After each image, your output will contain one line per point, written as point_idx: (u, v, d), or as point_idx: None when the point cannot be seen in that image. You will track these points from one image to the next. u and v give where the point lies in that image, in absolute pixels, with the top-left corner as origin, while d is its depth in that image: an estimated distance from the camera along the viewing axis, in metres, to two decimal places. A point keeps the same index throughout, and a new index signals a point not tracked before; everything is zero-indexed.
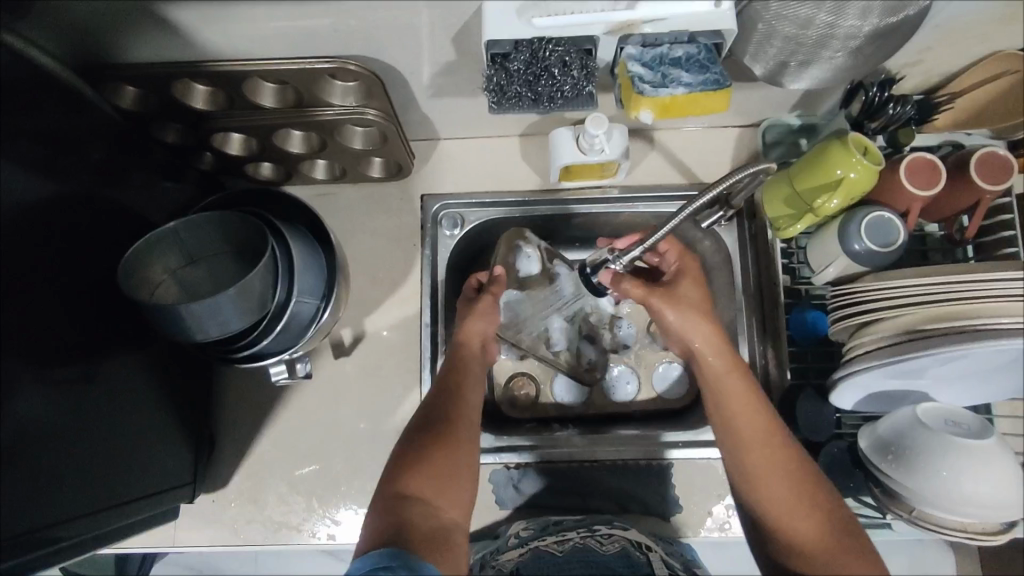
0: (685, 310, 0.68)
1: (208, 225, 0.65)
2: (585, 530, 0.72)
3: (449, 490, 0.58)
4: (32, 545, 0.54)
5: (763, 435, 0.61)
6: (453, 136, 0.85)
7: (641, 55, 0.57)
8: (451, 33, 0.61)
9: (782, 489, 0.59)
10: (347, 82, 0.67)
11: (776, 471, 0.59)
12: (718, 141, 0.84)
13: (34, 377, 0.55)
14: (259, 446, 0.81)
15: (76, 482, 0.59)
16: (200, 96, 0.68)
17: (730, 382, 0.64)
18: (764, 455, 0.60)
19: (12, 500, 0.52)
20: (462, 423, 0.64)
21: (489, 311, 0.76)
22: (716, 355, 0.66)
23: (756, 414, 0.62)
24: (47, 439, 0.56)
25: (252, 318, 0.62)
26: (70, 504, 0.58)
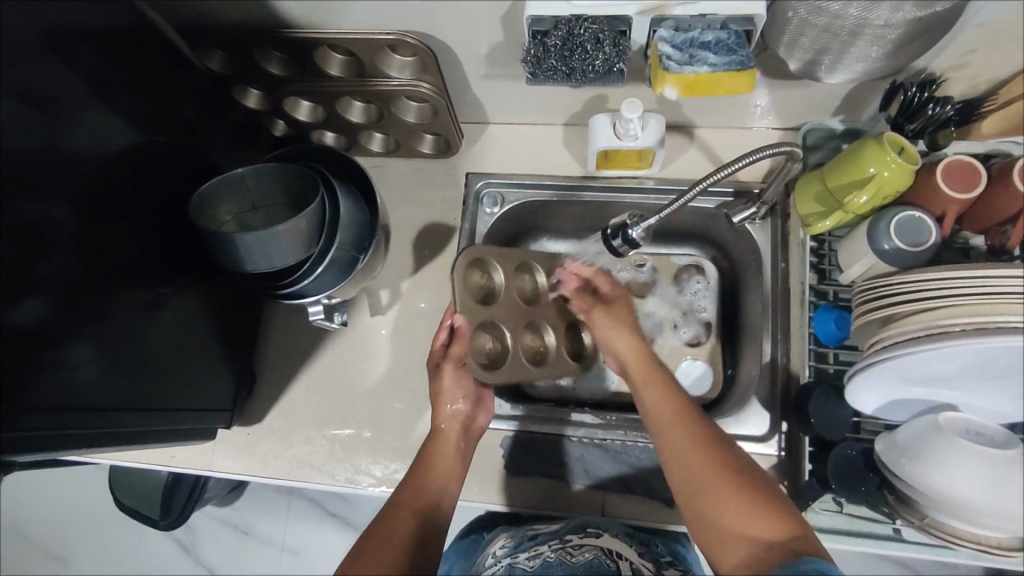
0: (618, 322, 0.74)
1: (270, 175, 0.73)
2: (556, 544, 0.74)
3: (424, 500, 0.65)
4: (88, 425, 0.62)
5: (675, 421, 0.64)
6: (501, 121, 0.91)
7: (673, 37, 0.60)
8: (498, 13, 0.66)
9: (699, 465, 0.60)
10: (405, 55, 0.74)
11: (694, 446, 0.61)
12: (758, 142, 0.86)
13: (99, 284, 0.63)
14: (294, 388, 0.87)
15: (123, 382, 0.66)
16: (279, 63, 0.77)
17: (646, 378, 0.69)
18: (679, 436, 0.62)
19: (72, 379, 0.60)
20: (428, 485, 0.66)
21: (460, 379, 0.70)
22: (640, 358, 0.71)
23: (671, 400, 0.66)
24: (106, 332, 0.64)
25: (296, 258, 0.69)
26: (120, 398, 0.66)
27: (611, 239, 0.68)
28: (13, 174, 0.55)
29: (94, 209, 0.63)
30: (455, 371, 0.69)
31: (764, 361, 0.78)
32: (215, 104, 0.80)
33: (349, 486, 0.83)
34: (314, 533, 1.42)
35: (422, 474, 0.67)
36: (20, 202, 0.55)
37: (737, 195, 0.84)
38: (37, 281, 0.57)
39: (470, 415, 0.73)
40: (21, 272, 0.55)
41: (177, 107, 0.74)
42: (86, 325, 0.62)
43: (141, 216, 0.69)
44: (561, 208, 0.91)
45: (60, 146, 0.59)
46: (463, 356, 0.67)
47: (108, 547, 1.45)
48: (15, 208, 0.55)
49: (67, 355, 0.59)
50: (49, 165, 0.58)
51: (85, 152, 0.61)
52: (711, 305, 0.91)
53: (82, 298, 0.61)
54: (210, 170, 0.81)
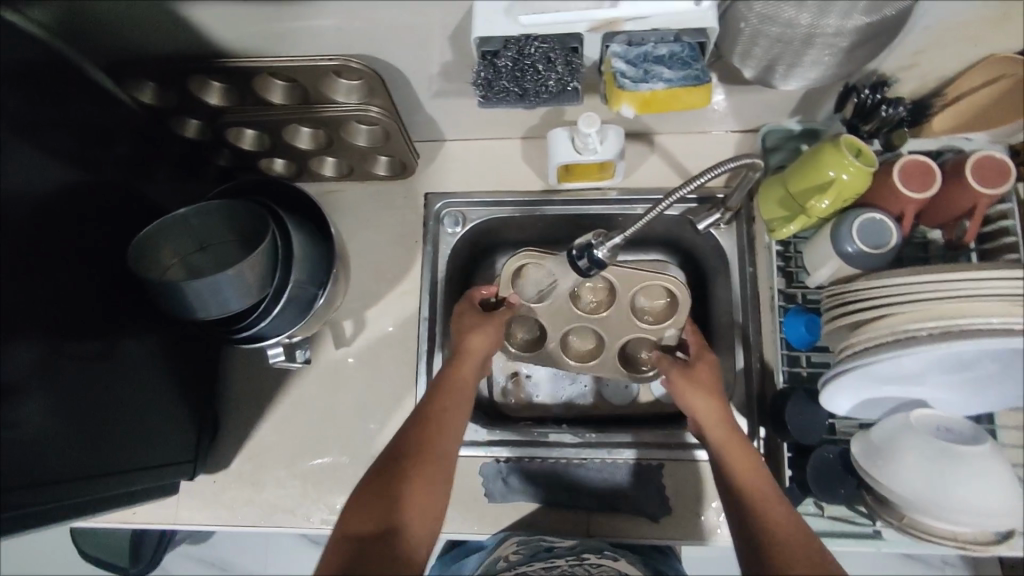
0: (701, 388, 0.70)
1: (216, 212, 0.68)
2: (574, 560, 0.80)
3: (425, 470, 0.60)
4: (36, 494, 0.57)
5: (761, 484, 0.59)
6: (457, 138, 0.88)
7: (626, 53, 0.59)
8: (446, 32, 0.64)
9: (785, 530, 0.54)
10: (351, 80, 0.71)
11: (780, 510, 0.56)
12: (717, 146, 0.85)
13: (43, 345, 0.58)
14: (259, 430, 0.83)
15: (74, 446, 0.62)
16: (217, 93, 0.73)
17: (731, 443, 0.64)
18: (763, 496, 0.57)
19: (20, 454, 0.56)
20: (436, 449, 0.62)
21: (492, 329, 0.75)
22: (722, 422, 0.66)
23: (756, 464, 0.61)
24: (55, 396, 0.59)
25: (250, 299, 0.66)
26: (72, 466, 0.62)
27: (577, 261, 0.66)
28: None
29: (31, 259, 0.58)
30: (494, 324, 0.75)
31: (738, 367, 0.79)
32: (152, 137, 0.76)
33: (326, 527, 0.79)
34: (294, 564, 1.39)
35: (431, 434, 0.63)
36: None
37: (701, 200, 0.83)
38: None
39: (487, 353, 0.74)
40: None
41: (110, 146, 0.69)
42: (32, 382, 0.57)
43: (82, 262, 0.64)
44: (524, 223, 0.89)
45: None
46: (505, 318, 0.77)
47: None
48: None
49: (13, 416, 0.55)
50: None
51: (14, 205, 0.56)
52: None
53: (27, 355, 0.56)
54: (151, 208, 0.76)
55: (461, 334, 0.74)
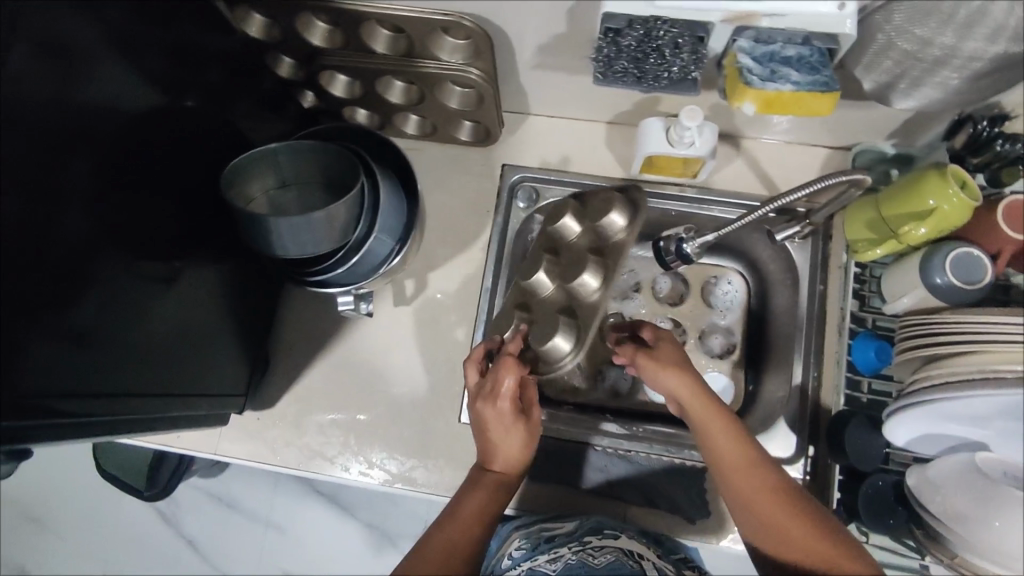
0: (666, 364, 0.65)
1: (306, 153, 0.68)
2: (577, 545, 0.70)
3: (507, 452, 0.66)
4: (111, 403, 0.59)
5: (747, 474, 0.60)
6: (543, 113, 0.87)
7: (752, 50, 0.57)
8: (567, 4, 0.63)
9: (787, 529, 0.57)
10: (458, 38, 0.70)
11: (770, 502, 0.58)
12: (805, 158, 0.84)
13: (123, 265, 0.60)
14: (307, 376, 0.84)
15: (146, 363, 0.64)
16: (320, 33, 0.72)
17: (706, 421, 0.63)
18: (757, 492, 0.59)
19: (90, 363, 0.57)
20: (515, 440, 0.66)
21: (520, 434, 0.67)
22: (695, 397, 0.64)
23: (738, 447, 0.61)
24: (131, 315, 0.61)
25: (329, 245, 0.66)
26: (145, 381, 0.64)
27: (670, 264, 0.66)
28: (21, 124, 0.50)
29: (113, 174, 0.58)
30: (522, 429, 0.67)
31: (795, 381, 0.78)
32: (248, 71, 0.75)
33: (363, 480, 0.80)
34: (303, 511, 1.41)
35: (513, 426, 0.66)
36: (30, 155, 0.51)
37: (780, 212, 0.82)
38: (50, 239, 0.52)
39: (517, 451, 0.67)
40: (31, 226, 0.51)
41: (205, 72, 0.69)
42: (99, 293, 0.57)
43: (158, 185, 0.64)
44: None
45: (74, 104, 0.54)
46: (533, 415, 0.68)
47: (94, 509, 1.44)
48: (25, 162, 0.50)
49: (76, 322, 0.55)
50: (61, 119, 0.53)
51: (104, 122, 0.57)
52: (735, 309, 0.90)
53: (95, 264, 0.57)
54: (236, 140, 0.76)
55: (499, 444, 0.66)
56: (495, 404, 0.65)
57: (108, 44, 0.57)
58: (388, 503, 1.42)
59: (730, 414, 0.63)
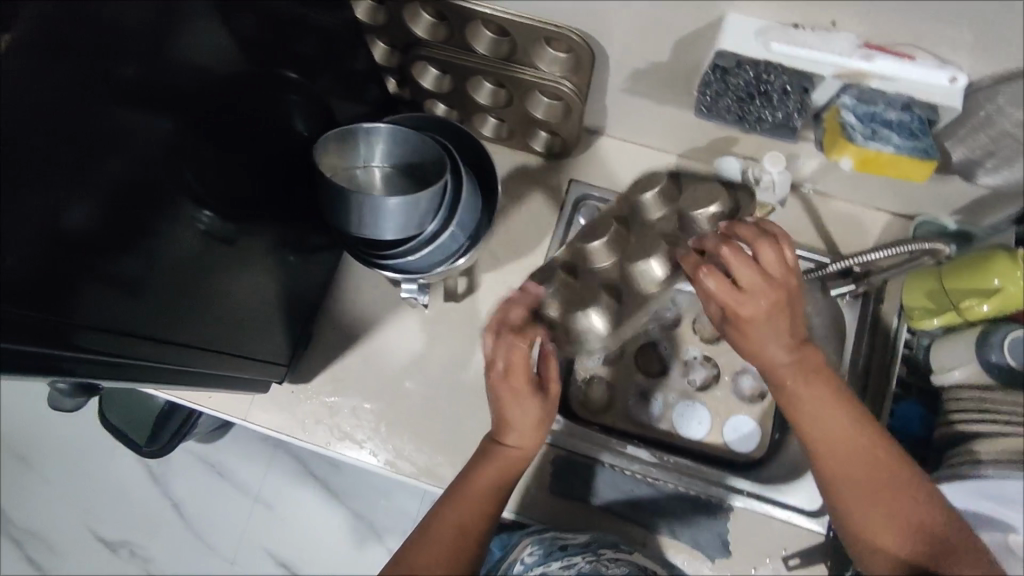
0: (757, 310, 0.58)
1: (396, 138, 0.69)
2: (591, 556, 0.72)
3: (513, 433, 0.67)
4: (155, 349, 0.58)
5: (853, 450, 0.61)
6: (617, 136, 0.88)
7: (855, 107, 0.59)
8: (678, 35, 0.64)
9: (873, 501, 0.62)
10: (560, 51, 0.71)
11: (874, 472, 0.61)
12: (867, 220, 0.85)
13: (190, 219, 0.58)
14: (348, 356, 0.84)
15: (190, 312, 0.62)
16: (425, 25, 0.73)
17: (803, 388, 0.61)
18: (857, 467, 0.61)
19: (139, 308, 0.55)
20: (514, 422, 0.66)
21: (530, 405, 0.66)
22: (795, 360, 0.61)
23: (837, 419, 0.61)
24: (185, 265, 0.60)
25: (402, 234, 0.67)
26: (189, 330, 0.63)
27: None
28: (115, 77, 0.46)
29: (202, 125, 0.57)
30: (528, 400, 0.66)
31: None
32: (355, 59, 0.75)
33: (388, 469, 0.80)
34: (295, 492, 1.40)
35: (507, 404, 0.66)
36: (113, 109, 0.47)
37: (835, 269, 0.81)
38: (121, 194, 0.50)
39: (533, 422, 0.67)
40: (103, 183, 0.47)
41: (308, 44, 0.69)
42: (156, 251, 0.55)
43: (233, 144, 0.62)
44: None
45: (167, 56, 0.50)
46: (540, 384, 0.67)
47: (87, 458, 1.43)
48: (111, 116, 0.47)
49: (130, 272, 0.53)
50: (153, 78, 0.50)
51: (203, 74, 0.55)
52: None
53: (158, 219, 0.54)
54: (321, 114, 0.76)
55: (504, 426, 0.67)
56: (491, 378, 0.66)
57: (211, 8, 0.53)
58: (380, 496, 1.40)
59: (824, 383, 0.62)
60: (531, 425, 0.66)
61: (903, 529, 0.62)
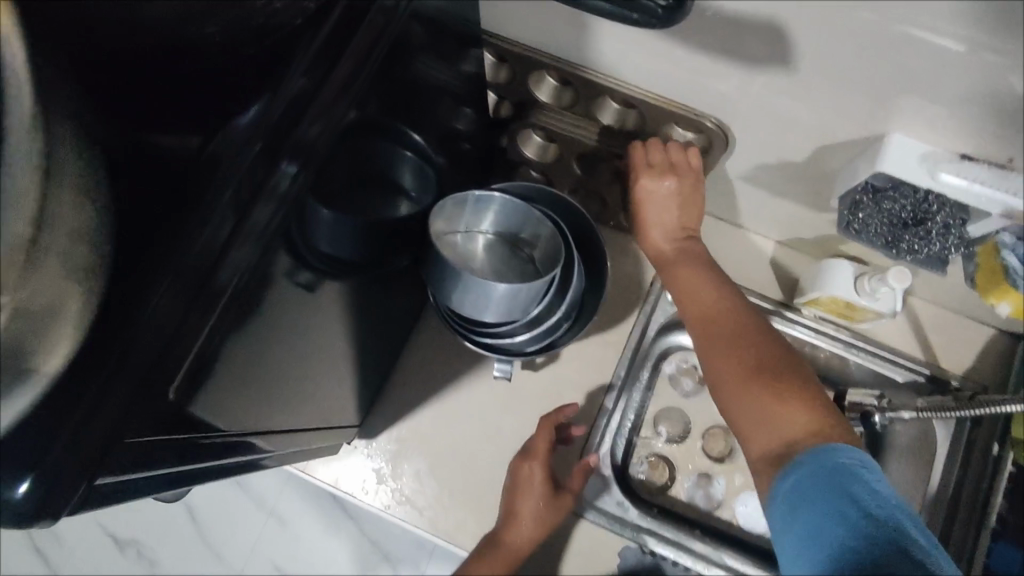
0: (666, 197, 0.68)
1: (507, 211, 0.67)
2: None
3: (517, 525, 0.72)
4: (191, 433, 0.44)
5: (720, 321, 0.62)
6: (716, 214, 0.85)
7: (1016, 245, 0.55)
8: (824, 142, 0.61)
9: (742, 364, 0.57)
10: (688, 133, 0.68)
11: (737, 335, 0.60)
12: (970, 334, 0.81)
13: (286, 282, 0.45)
14: (416, 416, 0.80)
15: (250, 384, 0.49)
16: (550, 90, 0.71)
17: (687, 271, 0.67)
18: (727, 334, 0.60)
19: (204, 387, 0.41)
20: (520, 516, 0.72)
21: (546, 508, 0.73)
22: (682, 250, 0.69)
23: (712, 291, 0.65)
24: (263, 336, 0.46)
25: (505, 317, 0.64)
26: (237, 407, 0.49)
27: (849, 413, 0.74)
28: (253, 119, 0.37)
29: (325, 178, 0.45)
30: (540, 499, 0.72)
31: None
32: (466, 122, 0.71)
33: (447, 541, 0.76)
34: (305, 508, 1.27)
35: (517, 497, 0.73)
36: (244, 157, 0.38)
37: (932, 383, 0.79)
38: (246, 261, 0.38)
39: (541, 522, 0.72)
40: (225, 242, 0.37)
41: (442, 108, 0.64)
42: (256, 323, 0.44)
43: (346, 206, 0.50)
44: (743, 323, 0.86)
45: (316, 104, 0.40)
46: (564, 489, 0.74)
47: None
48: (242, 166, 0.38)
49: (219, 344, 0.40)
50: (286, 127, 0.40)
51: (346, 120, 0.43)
52: None
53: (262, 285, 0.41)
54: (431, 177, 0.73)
55: (512, 517, 0.72)
56: (520, 462, 0.74)
57: (329, 47, 0.41)
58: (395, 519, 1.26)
59: (705, 273, 0.67)
60: (538, 524, 0.72)
61: (776, 382, 0.54)
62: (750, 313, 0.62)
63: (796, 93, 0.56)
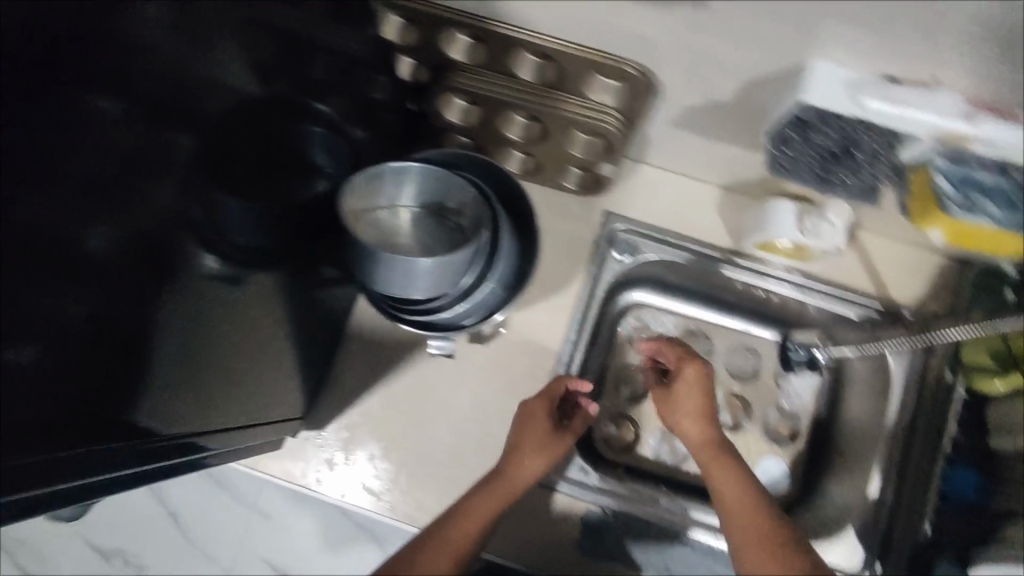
0: (687, 415, 0.64)
1: (427, 180, 0.63)
2: None
3: (516, 465, 0.65)
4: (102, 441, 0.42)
5: (741, 502, 0.56)
6: (656, 164, 0.82)
7: (949, 170, 0.53)
8: (748, 77, 0.57)
9: (761, 556, 0.52)
10: (612, 80, 0.63)
11: (747, 517, 0.55)
12: (919, 263, 0.80)
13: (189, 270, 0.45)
14: (366, 401, 0.78)
15: (163, 382, 0.47)
16: (460, 47, 0.65)
17: (712, 462, 0.61)
18: (738, 514, 0.56)
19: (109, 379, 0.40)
20: (523, 454, 0.66)
21: (549, 448, 0.68)
22: (706, 447, 0.62)
23: (734, 482, 0.58)
24: (167, 332, 0.45)
25: (434, 293, 0.61)
26: (149, 410, 0.46)
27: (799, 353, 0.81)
28: (122, 72, 0.34)
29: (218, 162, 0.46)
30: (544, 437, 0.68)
31: (872, 496, 0.74)
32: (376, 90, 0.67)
33: (407, 524, 0.74)
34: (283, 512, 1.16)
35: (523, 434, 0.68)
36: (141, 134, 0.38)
37: (884, 315, 0.78)
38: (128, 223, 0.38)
39: (541, 462, 0.66)
40: (119, 216, 0.37)
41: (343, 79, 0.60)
42: (161, 309, 0.43)
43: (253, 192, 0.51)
44: (693, 274, 0.84)
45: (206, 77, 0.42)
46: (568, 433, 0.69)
47: None
48: (128, 126, 0.36)
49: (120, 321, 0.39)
50: (168, 88, 0.39)
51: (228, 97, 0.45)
52: (808, 399, 0.86)
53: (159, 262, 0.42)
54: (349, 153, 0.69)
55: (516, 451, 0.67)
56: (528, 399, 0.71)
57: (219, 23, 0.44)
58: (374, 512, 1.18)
59: (726, 461, 0.60)
60: (538, 464, 0.66)
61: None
62: (763, 496, 0.57)
63: (711, 25, 0.52)
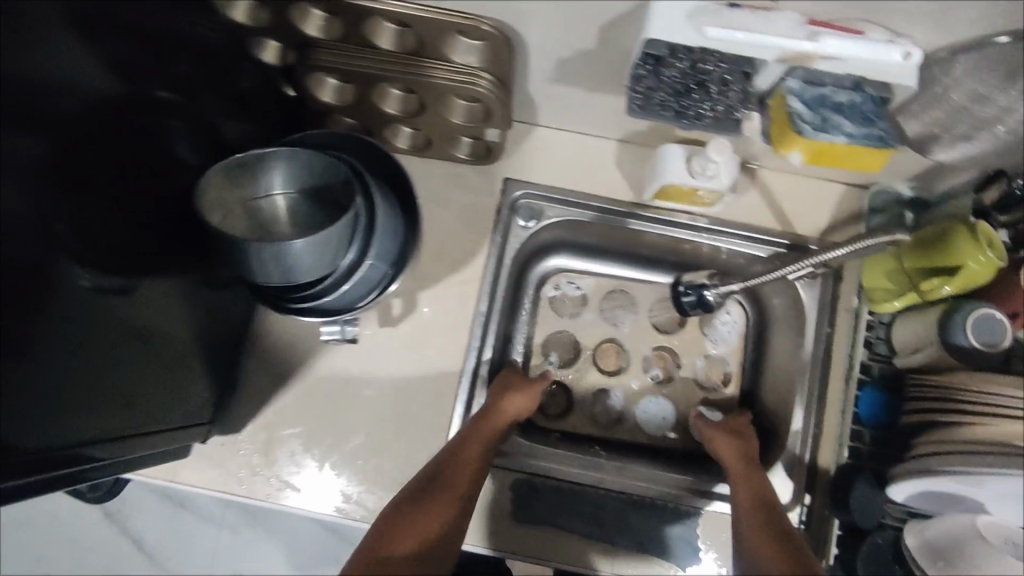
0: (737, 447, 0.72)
1: (296, 163, 0.61)
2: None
3: (492, 419, 0.71)
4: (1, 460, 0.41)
5: (758, 505, 0.63)
6: (550, 125, 0.81)
7: (803, 91, 0.55)
8: (602, 22, 0.57)
9: (767, 545, 0.57)
10: (473, 40, 0.62)
11: (759, 516, 0.61)
12: (820, 193, 0.81)
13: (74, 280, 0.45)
14: (282, 397, 0.76)
15: (66, 391, 0.46)
16: (316, 22, 0.63)
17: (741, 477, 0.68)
18: (751, 513, 0.62)
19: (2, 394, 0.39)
20: (500, 409, 0.72)
21: (526, 400, 0.74)
22: (744, 460, 0.70)
23: (754, 488, 0.66)
24: (60, 344, 0.44)
25: (315, 275, 0.59)
26: (48, 427, 0.45)
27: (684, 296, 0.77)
28: None
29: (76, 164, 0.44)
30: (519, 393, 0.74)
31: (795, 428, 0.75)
32: (241, 79, 0.65)
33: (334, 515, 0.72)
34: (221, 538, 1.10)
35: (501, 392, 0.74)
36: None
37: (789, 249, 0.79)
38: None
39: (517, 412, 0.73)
40: None
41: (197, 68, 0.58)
42: (45, 321, 0.42)
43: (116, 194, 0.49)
44: (602, 231, 0.83)
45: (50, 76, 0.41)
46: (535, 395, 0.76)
47: None
48: None
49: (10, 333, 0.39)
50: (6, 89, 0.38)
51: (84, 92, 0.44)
52: (733, 341, 0.87)
53: (36, 275, 0.41)
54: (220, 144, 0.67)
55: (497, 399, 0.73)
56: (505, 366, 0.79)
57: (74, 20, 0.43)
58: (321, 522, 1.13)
59: (754, 478, 0.67)
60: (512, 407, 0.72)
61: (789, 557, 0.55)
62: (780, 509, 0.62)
63: None
